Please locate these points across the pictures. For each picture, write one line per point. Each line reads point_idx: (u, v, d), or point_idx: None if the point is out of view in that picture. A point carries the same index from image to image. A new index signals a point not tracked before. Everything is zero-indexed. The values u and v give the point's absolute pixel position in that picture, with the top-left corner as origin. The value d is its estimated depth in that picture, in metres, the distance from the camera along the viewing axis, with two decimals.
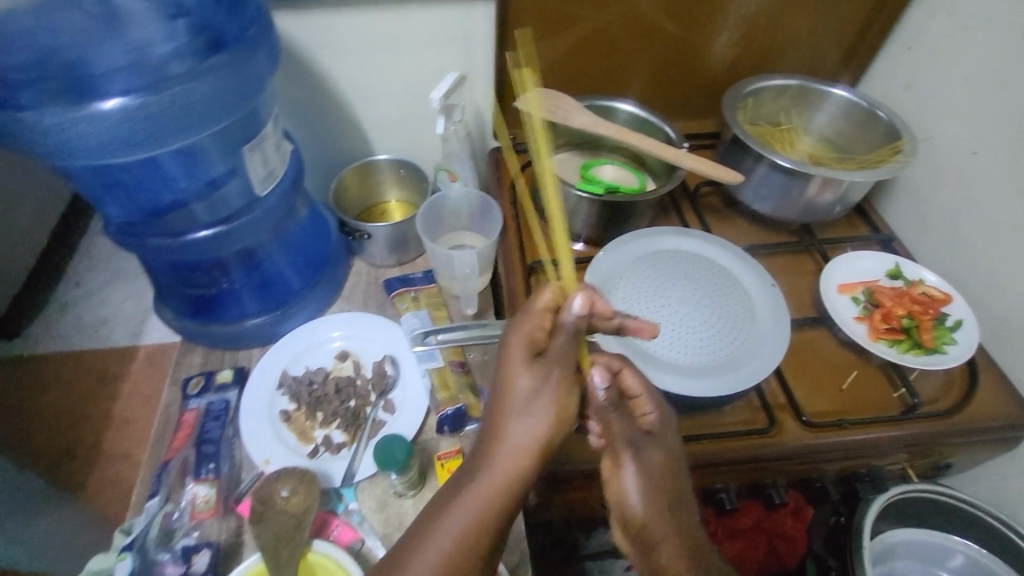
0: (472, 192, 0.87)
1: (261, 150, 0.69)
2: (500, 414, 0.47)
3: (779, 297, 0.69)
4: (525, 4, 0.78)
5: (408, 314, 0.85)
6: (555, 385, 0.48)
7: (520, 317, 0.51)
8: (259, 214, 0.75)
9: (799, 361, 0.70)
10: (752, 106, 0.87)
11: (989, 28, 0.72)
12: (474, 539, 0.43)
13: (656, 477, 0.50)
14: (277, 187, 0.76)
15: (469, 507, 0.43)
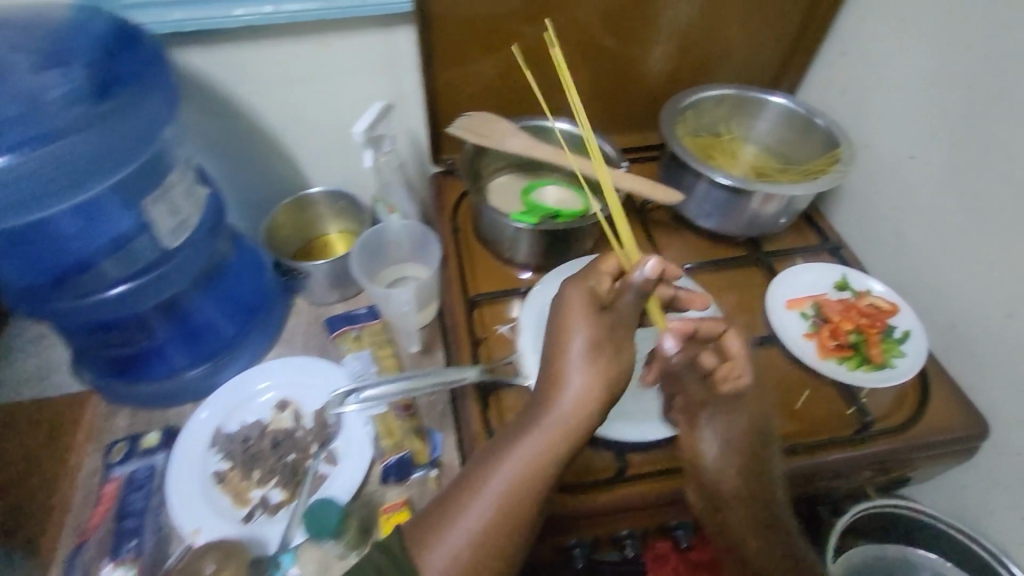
0: (412, 224, 0.85)
1: (167, 200, 0.65)
2: (563, 360, 0.52)
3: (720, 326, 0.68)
4: (449, 28, 0.75)
5: (350, 356, 0.81)
6: (614, 336, 0.52)
7: (581, 274, 0.56)
8: (175, 264, 0.71)
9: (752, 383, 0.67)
10: (691, 119, 0.85)
11: (917, 32, 0.71)
12: (532, 474, 0.49)
13: (733, 436, 0.57)
14: (193, 236, 0.71)
15: (526, 449, 0.49)
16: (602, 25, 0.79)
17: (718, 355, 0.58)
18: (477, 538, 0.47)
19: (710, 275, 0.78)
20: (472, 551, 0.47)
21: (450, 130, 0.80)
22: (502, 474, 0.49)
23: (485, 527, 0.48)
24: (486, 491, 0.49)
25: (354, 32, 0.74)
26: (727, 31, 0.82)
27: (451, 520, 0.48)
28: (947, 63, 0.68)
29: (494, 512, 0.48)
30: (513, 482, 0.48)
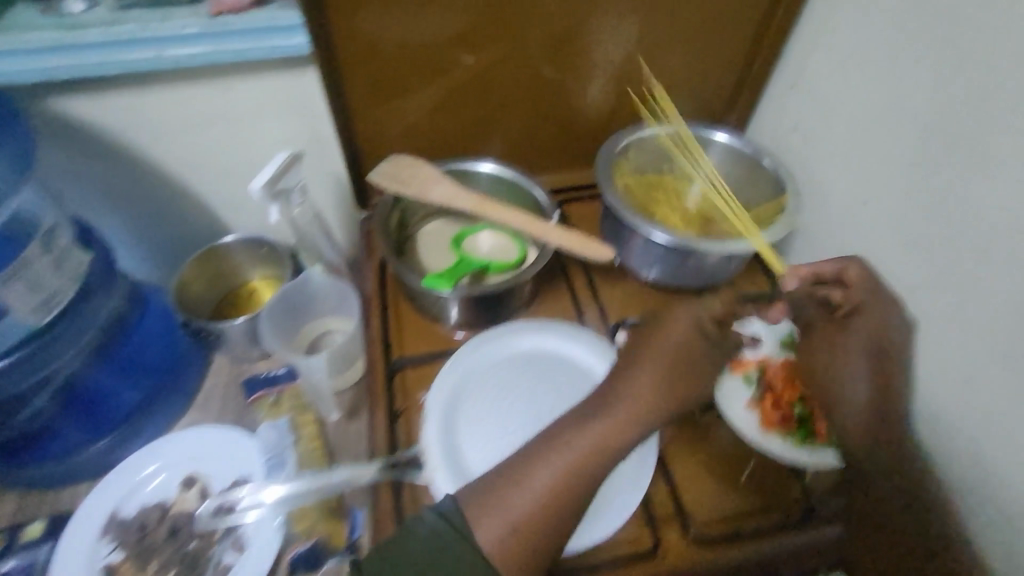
0: (331, 280, 0.78)
1: (23, 278, 0.60)
2: (641, 360, 0.50)
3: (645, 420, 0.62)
4: (361, 66, 0.67)
5: (265, 424, 0.74)
6: (701, 356, 0.50)
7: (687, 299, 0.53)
8: (50, 338, 0.65)
9: (694, 457, 0.63)
10: (632, 158, 0.79)
11: (864, 70, 0.66)
12: (597, 459, 0.46)
13: (875, 391, 0.57)
14: (67, 305, 0.66)
15: (592, 434, 0.47)
16: (530, 63, 0.73)
17: (844, 289, 0.61)
18: (535, 517, 0.44)
19: None
20: (524, 532, 0.44)
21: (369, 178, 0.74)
22: (566, 454, 0.46)
23: (543, 507, 0.45)
24: (549, 470, 0.46)
25: (256, 75, 0.66)
26: (667, 64, 0.77)
27: (512, 494, 0.45)
28: (894, 106, 0.62)
29: (555, 493, 0.45)
30: (576, 463, 0.46)
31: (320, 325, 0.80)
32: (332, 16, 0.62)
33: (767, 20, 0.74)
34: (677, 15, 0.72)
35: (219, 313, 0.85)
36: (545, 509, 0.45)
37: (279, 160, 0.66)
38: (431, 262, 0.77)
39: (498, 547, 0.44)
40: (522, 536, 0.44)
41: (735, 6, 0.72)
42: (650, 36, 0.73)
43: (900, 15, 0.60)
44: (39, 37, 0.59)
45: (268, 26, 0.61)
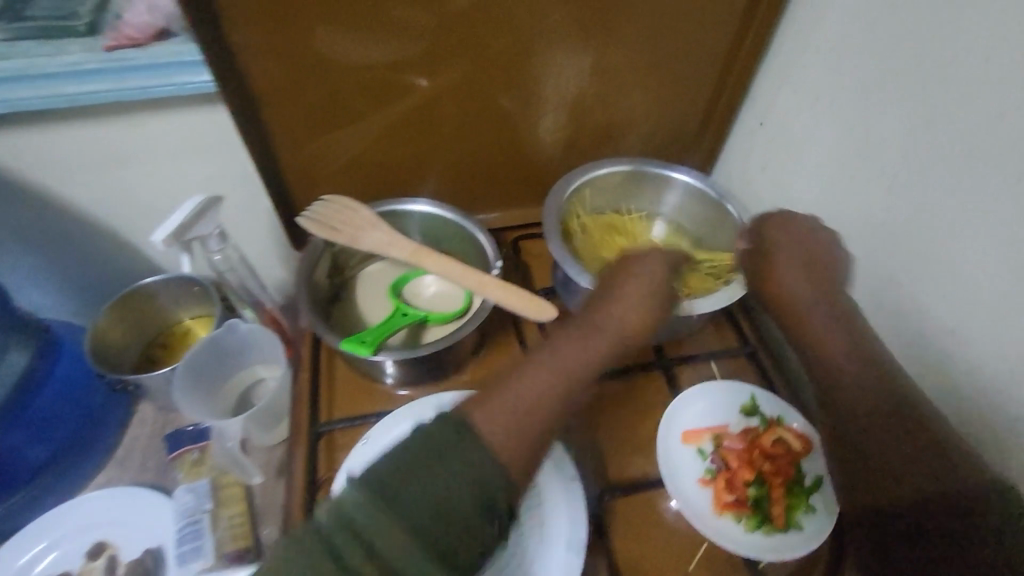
0: (253, 328, 0.71)
1: None
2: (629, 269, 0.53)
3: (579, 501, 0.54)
4: (289, 97, 0.61)
5: (183, 486, 0.68)
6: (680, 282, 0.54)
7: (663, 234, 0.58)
8: None
9: (641, 544, 0.56)
10: (590, 199, 0.74)
11: (834, 114, 0.60)
12: (585, 368, 0.46)
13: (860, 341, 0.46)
14: None
15: (598, 341, 0.48)
16: (475, 99, 0.67)
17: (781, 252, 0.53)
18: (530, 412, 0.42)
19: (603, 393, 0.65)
20: (535, 428, 0.41)
21: (298, 220, 0.67)
22: (558, 365, 0.46)
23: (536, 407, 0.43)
24: (540, 379, 0.44)
25: (167, 112, 0.60)
26: (627, 99, 0.71)
27: (509, 401, 0.42)
28: (862, 157, 0.57)
29: (548, 398, 0.43)
30: (564, 370, 0.45)
31: (247, 378, 0.74)
32: (249, 51, 0.56)
33: (734, 52, 0.68)
34: (638, 49, 0.66)
35: (145, 362, 0.79)
36: (538, 409, 0.43)
37: (193, 204, 0.60)
38: (368, 310, 0.71)
39: (504, 443, 0.40)
40: (524, 432, 0.41)
41: (700, 40, 0.66)
42: (607, 70, 0.68)
43: (870, 59, 0.55)
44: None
45: (167, 64, 0.56)
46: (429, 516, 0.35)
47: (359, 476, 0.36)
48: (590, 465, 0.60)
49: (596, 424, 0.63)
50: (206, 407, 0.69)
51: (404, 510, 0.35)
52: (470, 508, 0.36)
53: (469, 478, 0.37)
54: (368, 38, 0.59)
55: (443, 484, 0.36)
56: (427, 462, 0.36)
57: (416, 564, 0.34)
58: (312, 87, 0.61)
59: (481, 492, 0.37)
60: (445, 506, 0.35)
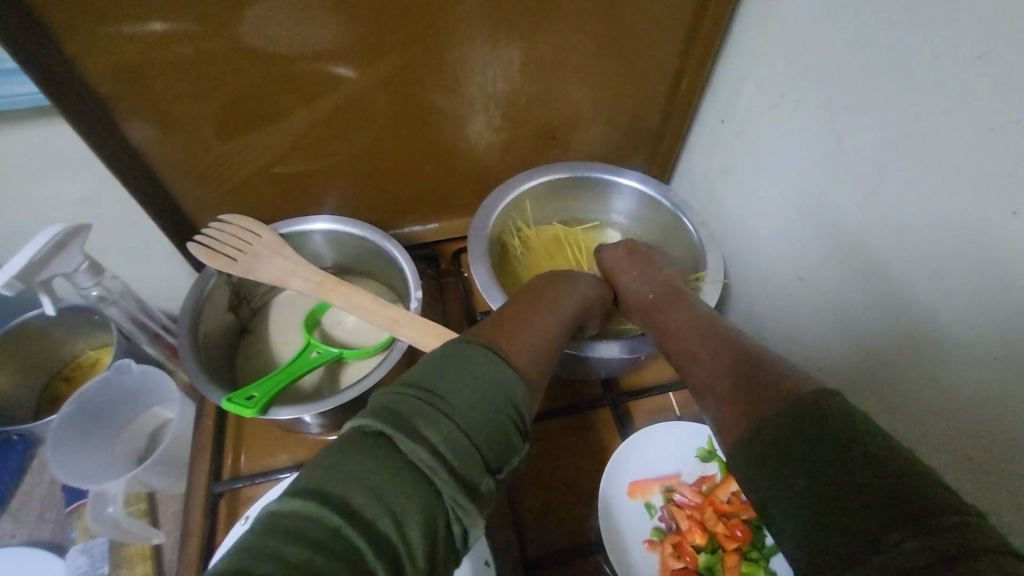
0: (150, 370, 0.64)
1: None
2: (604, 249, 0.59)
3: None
4: (175, 101, 0.52)
5: (77, 546, 0.61)
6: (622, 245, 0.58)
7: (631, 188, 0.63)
8: None
9: None
10: (531, 208, 0.65)
11: (800, 114, 0.50)
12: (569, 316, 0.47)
13: None
14: None
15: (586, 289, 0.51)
16: (391, 99, 0.57)
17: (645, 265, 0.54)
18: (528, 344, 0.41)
19: (543, 437, 0.57)
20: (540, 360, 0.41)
21: (189, 245, 0.58)
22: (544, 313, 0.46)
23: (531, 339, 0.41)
24: (529, 324, 0.43)
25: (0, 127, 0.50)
26: (569, 94, 0.61)
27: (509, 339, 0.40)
28: (833, 165, 0.48)
29: (543, 337, 0.43)
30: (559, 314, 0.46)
31: (139, 424, 0.65)
32: (88, 52, 0.46)
33: (692, 35, 0.58)
34: (579, 36, 0.56)
35: (49, 398, 0.71)
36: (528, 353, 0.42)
37: (48, 236, 0.50)
38: (281, 343, 0.62)
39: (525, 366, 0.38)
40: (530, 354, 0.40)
41: (651, 23, 0.56)
42: (544, 61, 0.57)
43: (845, 46, 0.45)
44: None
45: None
46: (474, 415, 0.33)
47: (398, 382, 0.34)
48: (525, 524, 0.53)
49: (535, 472, 0.55)
50: (97, 460, 0.61)
51: (451, 406, 0.32)
52: (507, 415, 0.34)
53: (505, 393, 0.35)
54: (250, 33, 0.48)
55: (481, 391, 0.34)
56: (462, 368, 0.35)
57: (467, 458, 0.31)
58: (192, 93, 0.51)
59: (514, 402, 0.35)
60: (487, 408, 0.33)
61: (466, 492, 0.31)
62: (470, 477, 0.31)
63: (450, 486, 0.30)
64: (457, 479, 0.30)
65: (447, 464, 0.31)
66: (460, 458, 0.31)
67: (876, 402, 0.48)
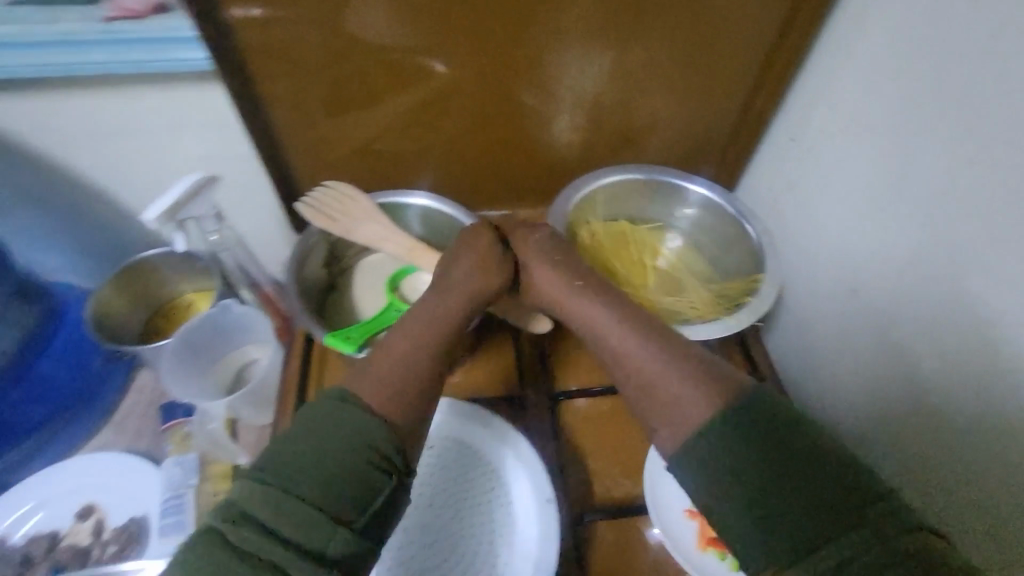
0: (250, 309, 0.72)
1: None
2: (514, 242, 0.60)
3: (553, 515, 0.52)
4: (302, 76, 0.59)
5: (172, 459, 0.69)
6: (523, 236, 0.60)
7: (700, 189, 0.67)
8: None
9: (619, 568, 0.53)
10: (602, 203, 0.70)
11: (869, 139, 0.54)
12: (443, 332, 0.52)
13: None
14: None
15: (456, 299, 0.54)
16: (484, 91, 0.63)
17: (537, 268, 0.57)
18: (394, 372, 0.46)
19: (593, 411, 0.62)
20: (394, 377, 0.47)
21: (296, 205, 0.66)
22: (424, 327, 0.51)
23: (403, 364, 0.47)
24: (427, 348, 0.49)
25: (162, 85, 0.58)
26: (645, 102, 0.66)
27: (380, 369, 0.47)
28: (895, 188, 0.51)
29: None
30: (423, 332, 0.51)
31: (232, 358, 0.73)
32: (242, 27, 0.54)
33: (773, 56, 0.62)
34: (663, 49, 0.61)
35: (149, 332, 0.80)
36: None
37: (188, 184, 0.59)
38: (365, 300, 0.69)
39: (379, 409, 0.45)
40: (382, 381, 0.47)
41: (733, 43, 0.61)
42: (627, 68, 0.62)
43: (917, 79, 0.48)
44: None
45: (163, 37, 0.54)
46: (318, 484, 0.40)
47: (252, 470, 0.42)
48: (570, 486, 0.57)
49: (580, 442, 0.60)
50: (195, 384, 0.69)
51: (295, 485, 0.40)
52: (361, 469, 0.41)
53: (345, 458, 0.41)
54: (376, 22, 0.56)
55: (322, 464, 0.41)
56: (312, 438, 0.42)
57: (310, 527, 0.39)
58: (317, 70, 0.59)
59: (370, 455, 0.42)
60: (331, 471, 0.41)
61: (308, 555, 0.38)
62: (316, 544, 0.39)
63: (289, 556, 0.38)
64: (298, 546, 0.38)
65: (288, 538, 0.39)
66: (302, 530, 0.39)
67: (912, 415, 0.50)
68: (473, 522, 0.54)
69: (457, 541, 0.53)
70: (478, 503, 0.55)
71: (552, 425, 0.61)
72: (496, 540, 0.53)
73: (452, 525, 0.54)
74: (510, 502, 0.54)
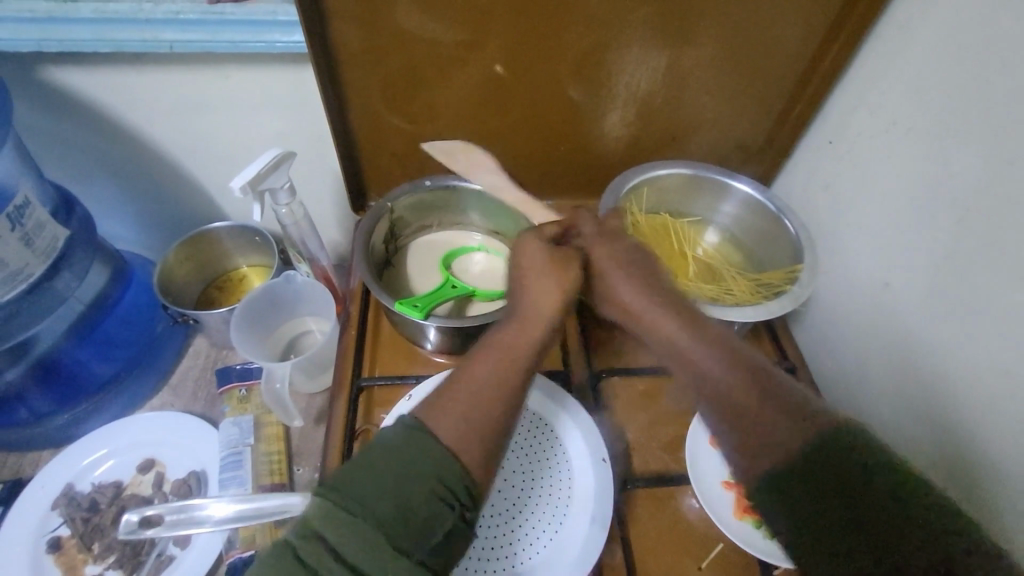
0: (311, 282, 0.75)
1: (19, 228, 0.59)
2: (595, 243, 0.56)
3: (608, 476, 0.55)
4: (379, 62, 0.63)
5: (229, 420, 0.72)
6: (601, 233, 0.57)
7: (741, 184, 0.71)
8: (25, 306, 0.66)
9: (658, 529, 0.55)
10: (646, 196, 0.74)
11: (907, 140, 0.58)
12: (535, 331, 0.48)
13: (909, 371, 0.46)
14: (39, 281, 0.65)
15: (544, 298, 0.50)
16: (542, 85, 0.68)
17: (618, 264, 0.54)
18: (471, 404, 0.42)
19: (636, 388, 0.65)
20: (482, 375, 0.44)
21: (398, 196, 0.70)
22: (516, 328, 0.48)
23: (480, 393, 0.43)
24: (507, 366, 0.45)
25: (255, 66, 0.64)
26: (693, 101, 0.70)
27: (451, 393, 0.43)
28: (929, 184, 0.55)
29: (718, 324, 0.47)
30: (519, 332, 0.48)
31: (288, 329, 0.78)
32: (335, 16, 0.59)
33: (815, 65, 0.67)
34: (714, 52, 0.65)
35: (205, 301, 0.84)
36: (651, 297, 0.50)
37: (269, 157, 0.63)
38: (417, 277, 0.73)
39: None
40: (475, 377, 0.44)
41: (779, 51, 0.66)
42: (678, 69, 0.67)
43: (954, 87, 0.53)
44: (28, 8, 0.58)
45: (264, 22, 0.60)
46: (388, 514, 0.36)
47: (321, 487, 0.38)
48: (613, 457, 0.60)
49: (623, 416, 0.63)
50: (255, 347, 0.73)
51: (365, 506, 0.36)
52: (428, 500, 0.37)
53: (418, 480, 0.38)
54: (454, 16, 0.60)
55: (394, 485, 0.37)
56: (387, 454, 0.38)
57: (374, 551, 0.35)
58: (396, 58, 0.63)
59: (440, 482, 0.38)
60: (402, 500, 0.37)
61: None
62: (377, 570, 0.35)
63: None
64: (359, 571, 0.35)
65: (351, 559, 0.35)
66: (366, 554, 0.35)
67: (940, 395, 0.53)
68: (524, 477, 0.56)
69: (511, 494, 0.55)
70: (529, 461, 0.57)
71: (598, 400, 0.63)
72: (549, 495, 0.55)
73: (503, 480, 0.56)
74: (562, 459, 0.57)
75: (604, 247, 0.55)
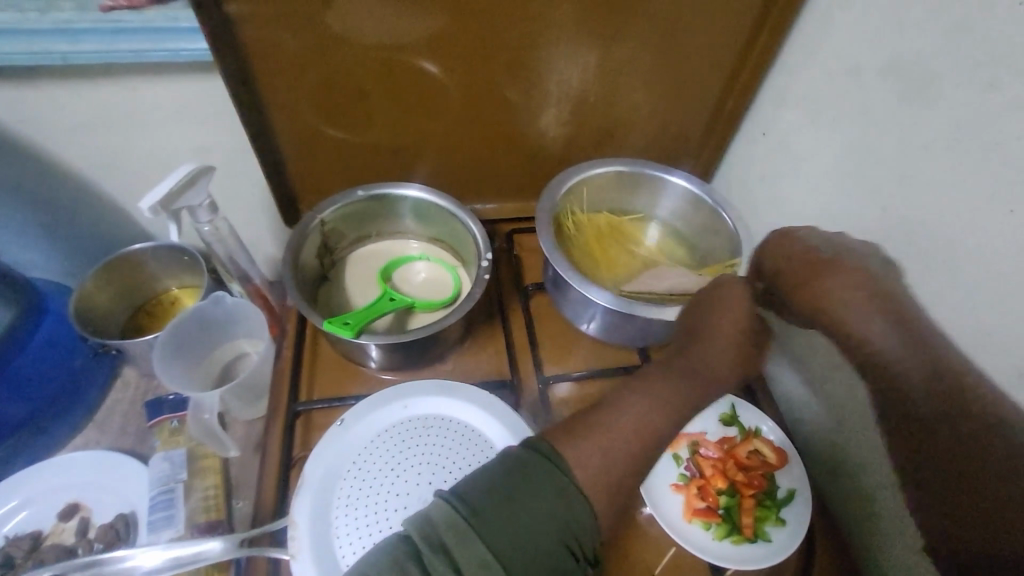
0: (241, 303, 0.71)
1: None
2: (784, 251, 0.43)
3: None
4: (298, 67, 0.60)
5: (159, 455, 0.67)
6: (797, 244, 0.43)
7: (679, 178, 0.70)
8: None
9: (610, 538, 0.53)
10: (586, 196, 0.72)
11: (833, 129, 0.58)
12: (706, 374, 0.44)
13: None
14: None
15: (716, 348, 0.44)
16: (474, 85, 0.66)
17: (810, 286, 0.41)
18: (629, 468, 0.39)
19: (586, 393, 0.63)
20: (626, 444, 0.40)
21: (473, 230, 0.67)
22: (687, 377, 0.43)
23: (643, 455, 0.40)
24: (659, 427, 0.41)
25: (164, 78, 0.60)
26: (627, 96, 0.70)
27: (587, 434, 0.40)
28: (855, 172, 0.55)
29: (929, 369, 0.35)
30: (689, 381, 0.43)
31: (219, 354, 0.73)
32: (243, 22, 0.55)
33: (743, 58, 0.67)
34: (645, 46, 0.65)
35: (133, 329, 0.79)
36: None
37: (184, 173, 0.59)
38: (356, 291, 0.70)
39: None
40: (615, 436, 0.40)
41: (707, 45, 0.65)
42: (611, 63, 0.66)
43: (872, 74, 0.53)
44: None
45: (167, 29, 0.56)
46: (513, 544, 0.33)
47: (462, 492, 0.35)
48: None
49: None
50: (184, 375, 0.69)
51: (496, 529, 0.33)
52: (556, 542, 0.34)
53: (560, 524, 0.35)
54: (373, 17, 0.58)
55: (535, 517, 0.34)
56: (525, 481, 0.36)
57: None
58: (316, 64, 0.60)
59: (571, 530, 0.35)
60: (540, 540, 0.34)
61: None
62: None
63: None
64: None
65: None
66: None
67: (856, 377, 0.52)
68: None
69: None
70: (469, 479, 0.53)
71: (546, 408, 0.61)
72: None
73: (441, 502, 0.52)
74: None
75: (792, 254, 0.42)
